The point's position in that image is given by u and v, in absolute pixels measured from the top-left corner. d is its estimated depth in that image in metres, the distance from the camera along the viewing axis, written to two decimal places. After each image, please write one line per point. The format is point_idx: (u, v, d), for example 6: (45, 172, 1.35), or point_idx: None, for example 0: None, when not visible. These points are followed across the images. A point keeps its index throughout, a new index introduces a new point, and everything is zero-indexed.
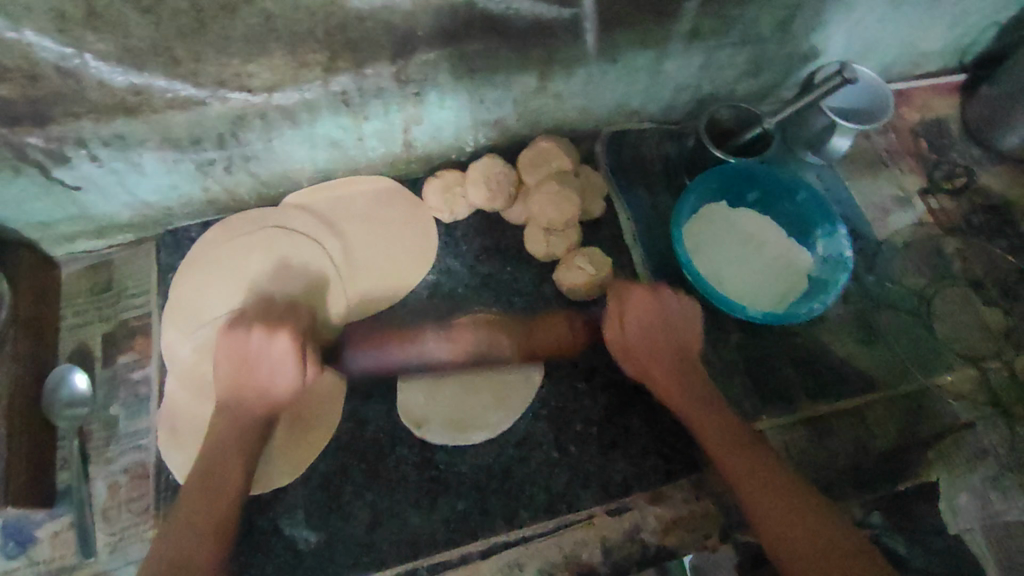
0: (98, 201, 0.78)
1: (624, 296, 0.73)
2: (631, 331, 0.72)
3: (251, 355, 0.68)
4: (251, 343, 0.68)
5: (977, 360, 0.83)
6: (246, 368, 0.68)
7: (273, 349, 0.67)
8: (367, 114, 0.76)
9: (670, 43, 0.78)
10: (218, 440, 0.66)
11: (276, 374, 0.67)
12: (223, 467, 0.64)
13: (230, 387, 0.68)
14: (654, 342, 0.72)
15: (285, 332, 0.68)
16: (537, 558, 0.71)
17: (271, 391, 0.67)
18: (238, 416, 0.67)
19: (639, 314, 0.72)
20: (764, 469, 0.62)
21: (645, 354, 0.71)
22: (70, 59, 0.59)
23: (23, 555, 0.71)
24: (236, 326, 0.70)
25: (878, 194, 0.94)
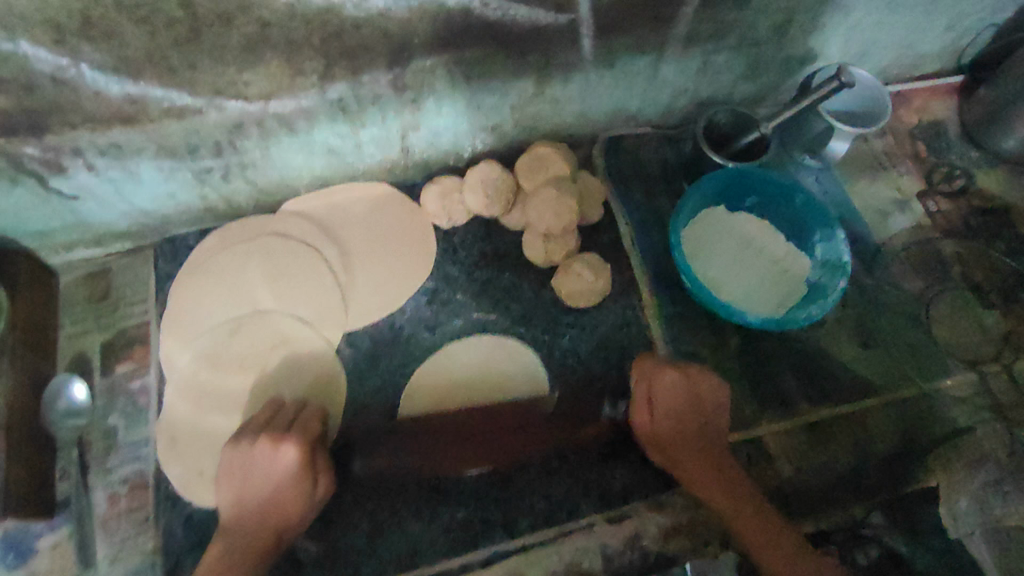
0: (96, 210, 0.78)
1: (654, 381, 0.69)
2: (659, 420, 0.68)
3: (255, 462, 0.65)
4: (256, 459, 0.65)
5: (976, 363, 0.83)
6: (250, 484, 0.64)
7: (278, 464, 0.64)
8: (364, 121, 0.76)
9: (667, 47, 0.78)
10: (227, 550, 0.62)
11: (282, 486, 0.63)
12: (229, 575, 0.60)
13: (234, 501, 0.64)
14: (686, 426, 0.68)
15: (291, 442, 0.64)
16: (538, 566, 0.70)
17: (278, 499, 0.63)
18: (244, 527, 0.63)
19: (669, 402, 0.68)
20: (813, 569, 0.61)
21: (676, 442, 0.68)
22: (66, 69, 0.59)
23: (21, 567, 0.71)
24: (239, 440, 0.67)
25: (877, 197, 0.94)
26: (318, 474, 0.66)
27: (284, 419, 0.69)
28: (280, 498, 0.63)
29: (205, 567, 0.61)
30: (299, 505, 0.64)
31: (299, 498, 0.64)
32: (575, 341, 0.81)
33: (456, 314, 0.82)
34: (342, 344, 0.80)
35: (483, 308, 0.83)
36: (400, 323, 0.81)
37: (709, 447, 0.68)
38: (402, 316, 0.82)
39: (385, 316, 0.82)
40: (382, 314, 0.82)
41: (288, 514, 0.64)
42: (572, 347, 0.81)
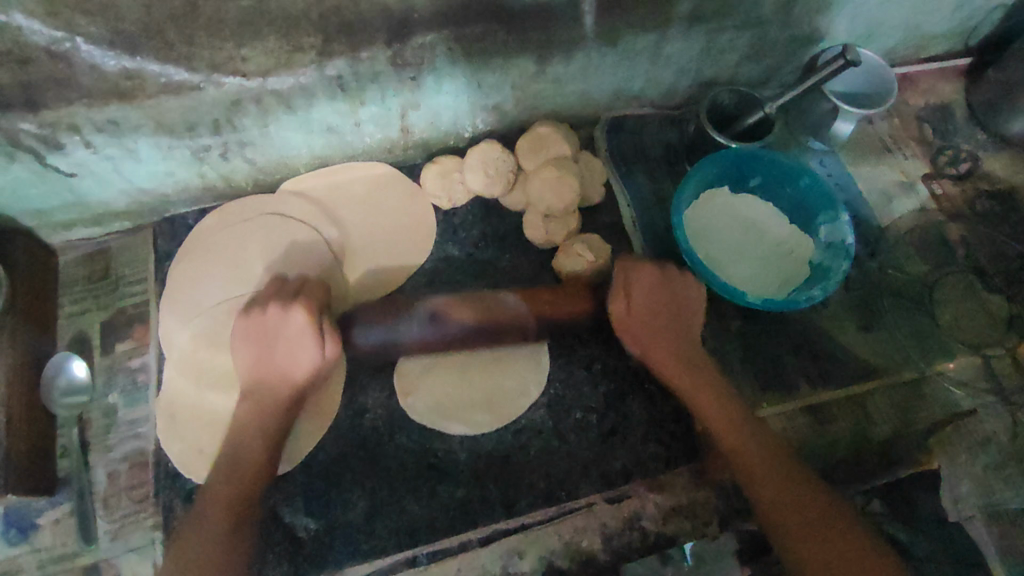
0: (93, 188, 0.77)
1: (632, 270, 0.73)
2: (636, 304, 0.72)
3: (267, 330, 0.67)
4: (267, 322, 0.67)
5: (979, 346, 0.82)
6: (263, 348, 0.67)
7: (289, 325, 0.66)
8: (363, 99, 0.75)
9: (672, 26, 0.77)
10: (254, 422, 0.65)
11: (297, 351, 0.66)
12: (264, 410, 0.66)
13: (252, 365, 0.67)
14: (658, 325, 0.72)
15: (300, 307, 0.66)
16: (537, 545, 0.71)
17: (289, 370, 0.66)
18: (261, 398, 0.66)
19: (645, 288, 0.73)
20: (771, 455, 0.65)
21: (648, 332, 0.72)
22: (61, 43, 0.59)
23: (24, 542, 0.72)
24: (252, 309, 0.69)
25: (881, 179, 0.93)
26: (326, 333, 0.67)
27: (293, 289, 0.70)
28: (289, 376, 0.66)
29: (225, 452, 0.65)
30: (312, 373, 0.67)
31: (311, 368, 0.66)
32: (576, 323, 0.81)
33: (456, 294, 0.82)
34: None
35: (482, 289, 0.83)
36: None
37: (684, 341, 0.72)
38: (402, 296, 0.82)
39: (384, 295, 0.81)
40: (381, 293, 0.81)
41: (299, 380, 0.66)
42: (572, 328, 0.81)
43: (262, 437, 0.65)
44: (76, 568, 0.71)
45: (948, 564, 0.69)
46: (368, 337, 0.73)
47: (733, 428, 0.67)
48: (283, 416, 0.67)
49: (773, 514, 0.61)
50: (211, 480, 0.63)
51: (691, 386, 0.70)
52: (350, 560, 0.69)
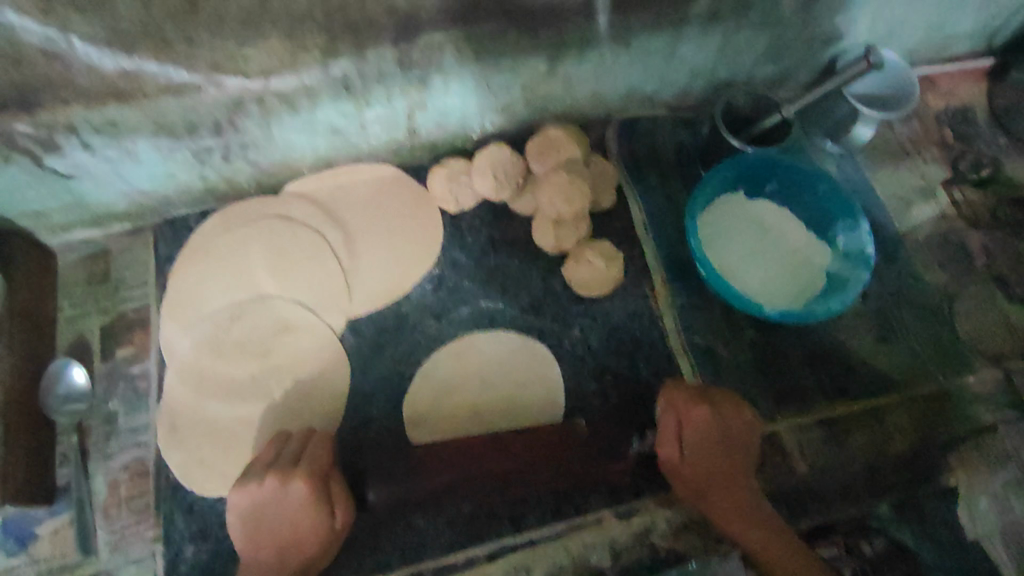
0: (93, 189, 0.75)
1: (682, 412, 0.67)
2: (687, 457, 0.66)
3: (266, 506, 0.62)
4: (267, 506, 0.62)
5: (999, 359, 0.80)
6: (261, 516, 0.62)
7: (288, 499, 0.61)
8: (369, 100, 0.73)
9: (688, 25, 0.74)
10: (259, 574, 0.61)
11: (303, 523, 0.62)
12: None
13: (248, 535, 0.63)
14: (708, 447, 0.66)
15: (299, 478, 0.61)
16: (544, 560, 0.69)
17: (297, 531, 0.62)
18: (267, 568, 0.61)
19: (697, 430, 0.66)
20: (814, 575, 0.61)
21: (704, 463, 0.66)
22: (55, 41, 0.56)
23: (23, 553, 0.70)
24: (245, 481, 0.63)
25: (900, 185, 0.90)
26: (334, 504, 0.63)
27: (290, 455, 0.65)
28: (296, 532, 0.62)
29: (244, 568, 0.62)
30: (317, 540, 0.62)
31: (315, 534, 0.61)
32: (585, 333, 0.79)
33: (463, 302, 0.80)
34: (346, 331, 0.78)
35: (490, 297, 0.81)
36: (405, 311, 0.79)
37: (732, 462, 0.66)
38: (407, 303, 0.80)
39: (390, 301, 0.80)
40: (387, 300, 0.80)
41: (310, 543, 0.62)
42: (582, 338, 0.79)
43: None
44: None
45: (954, 571, 0.69)
46: (383, 491, 0.67)
47: (776, 545, 0.63)
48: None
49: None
50: None
51: (733, 514, 0.65)
52: (354, 574, 0.68)
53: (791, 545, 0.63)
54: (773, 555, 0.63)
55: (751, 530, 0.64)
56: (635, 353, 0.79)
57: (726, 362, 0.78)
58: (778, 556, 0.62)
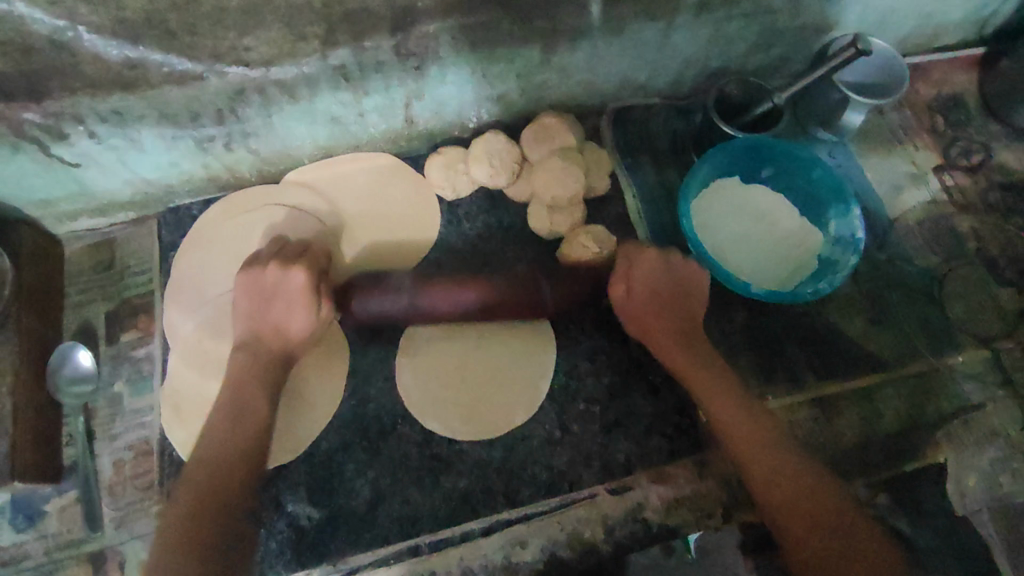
0: (98, 178, 0.77)
1: (634, 256, 0.75)
2: (635, 296, 0.74)
3: (267, 290, 0.71)
4: (268, 279, 0.71)
5: (989, 340, 0.81)
6: (266, 305, 0.71)
7: (290, 285, 0.70)
8: (367, 88, 0.74)
9: (679, 14, 0.75)
10: (236, 369, 0.68)
11: (293, 312, 0.70)
12: (255, 377, 0.68)
13: (248, 325, 0.71)
14: (657, 283, 0.74)
15: (300, 268, 0.71)
16: (539, 536, 0.71)
17: (283, 329, 0.71)
18: (254, 351, 0.70)
19: (647, 283, 0.74)
20: (764, 439, 0.65)
21: (648, 318, 0.74)
22: (63, 32, 0.60)
23: (31, 529, 0.72)
24: (252, 266, 0.73)
25: (891, 170, 0.91)
26: (322, 302, 0.72)
27: (295, 250, 0.74)
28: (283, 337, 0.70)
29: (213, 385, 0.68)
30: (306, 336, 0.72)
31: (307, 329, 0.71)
32: (580, 315, 0.81)
33: None
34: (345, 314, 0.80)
35: None
36: None
37: (685, 318, 0.74)
38: None
39: None
40: None
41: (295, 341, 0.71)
42: (576, 319, 0.81)
43: (256, 389, 0.67)
44: (82, 555, 0.72)
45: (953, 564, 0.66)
46: (368, 308, 0.77)
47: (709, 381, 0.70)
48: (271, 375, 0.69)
49: (770, 495, 0.62)
50: (194, 466, 0.62)
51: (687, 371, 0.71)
52: (353, 549, 0.69)
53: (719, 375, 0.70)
54: (701, 386, 0.70)
55: (694, 361, 0.71)
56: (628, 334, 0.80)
57: (718, 343, 0.80)
58: (734, 425, 0.66)
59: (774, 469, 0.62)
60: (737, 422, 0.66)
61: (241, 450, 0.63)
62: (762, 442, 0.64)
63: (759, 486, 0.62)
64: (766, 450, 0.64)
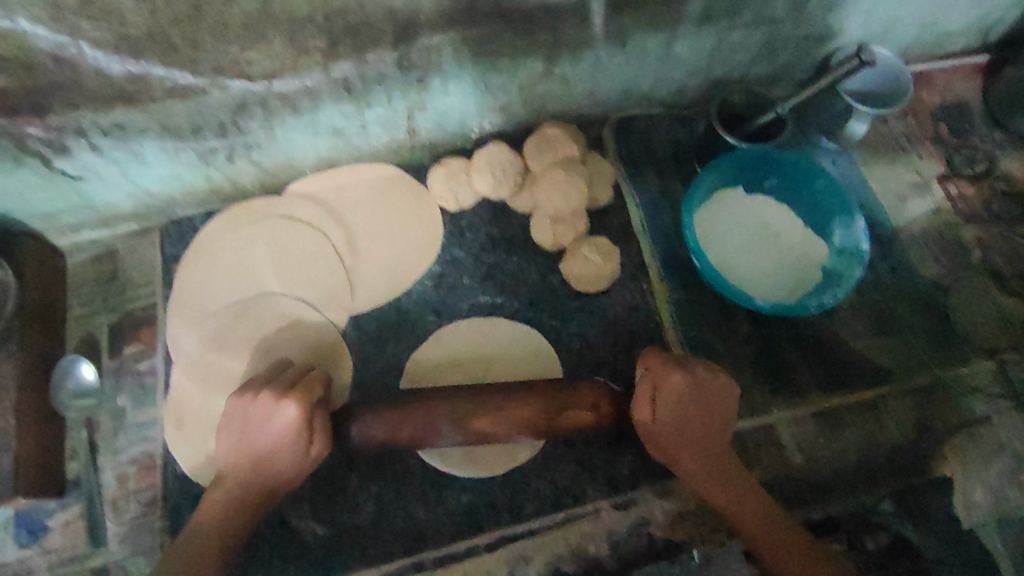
0: (101, 190, 0.77)
1: (660, 377, 0.64)
2: (662, 422, 0.64)
3: (256, 419, 0.62)
4: (256, 411, 0.62)
5: (994, 351, 0.81)
6: (250, 440, 0.62)
7: (281, 419, 0.61)
8: (369, 101, 0.74)
9: (682, 24, 0.75)
10: (219, 506, 0.62)
11: (281, 450, 0.61)
12: (243, 506, 0.62)
13: (230, 451, 0.63)
14: (689, 403, 0.64)
15: (295, 401, 0.61)
16: (544, 552, 0.70)
17: (270, 462, 0.62)
18: (239, 480, 0.62)
19: (675, 404, 0.63)
20: (809, 562, 0.61)
21: (675, 442, 0.65)
22: (66, 48, 0.58)
23: (35, 544, 0.72)
24: (242, 391, 0.64)
25: (895, 179, 0.91)
26: (314, 436, 0.62)
27: (289, 378, 0.65)
28: (269, 467, 0.62)
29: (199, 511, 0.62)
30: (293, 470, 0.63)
31: (294, 465, 0.62)
32: (583, 327, 0.80)
33: (462, 297, 0.82)
34: (348, 326, 0.80)
35: (489, 292, 0.82)
36: (407, 308, 0.81)
37: (714, 432, 0.65)
38: (408, 299, 0.81)
39: (389, 300, 0.81)
40: (385, 298, 0.81)
41: (283, 475, 0.63)
42: (579, 332, 0.80)
43: (239, 517, 0.62)
44: (86, 570, 0.72)
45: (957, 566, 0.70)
46: (368, 428, 0.65)
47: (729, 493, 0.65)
48: (251, 512, 0.62)
49: None
50: (176, 564, 0.58)
51: (708, 488, 0.66)
52: (357, 564, 0.69)
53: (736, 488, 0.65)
54: (717, 486, 0.66)
55: (712, 481, 0.66)
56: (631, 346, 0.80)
57: (722, 355, 0.80)
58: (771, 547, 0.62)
59: (786, 565, 0.61)
60: (749, 520, 0.65)
61: (217, 557, 0.60)
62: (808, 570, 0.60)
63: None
64: (813, 574, 0.60)
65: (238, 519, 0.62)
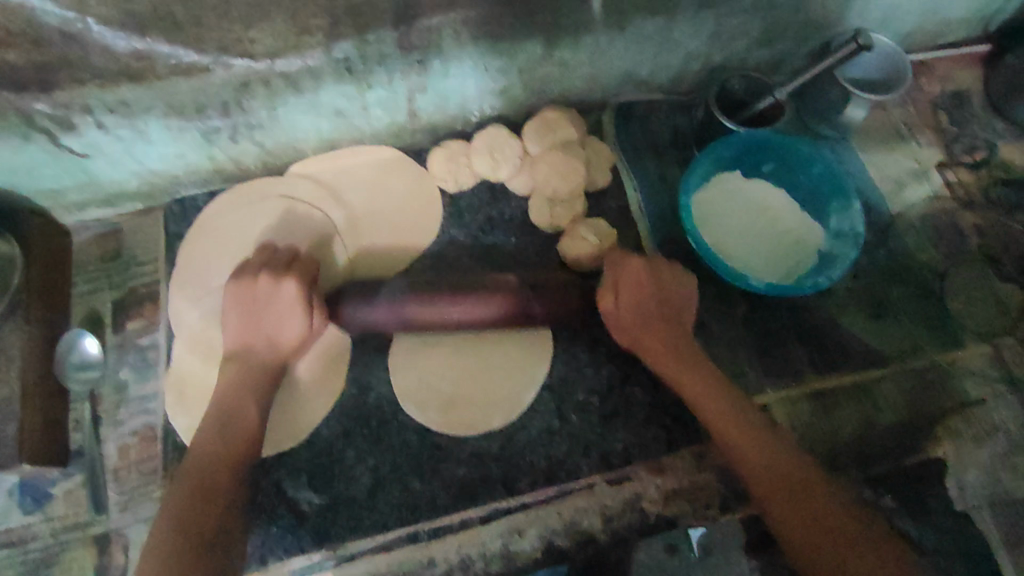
0: (106, 168, 0.79)
1: (619, 267, 0.72)
2: (623, 304, 0.71)
3: (260, 300, 0.70)
4: (259, 290, 0.70)
5: (990, 336, 0.81)
6: (257, 318, 0.70)
7: (280, 296, 0.70)
8: (371, 82, 0.75)
9: (681, 9, 0.76)
10: (229, 382, 0.69)
11: (286, 322, 0.70)
12: (252, 387, 0.69)
13: (240, 337, 0.71)
14: (645, 301, 0.71)
15: (292, 278, 0.70)
16: (537, 525, 0.71)
17: (277, 341, 0.70)
18: (250, 361, 0.70)
19: (633, 289, 0.71)
20: (771, 443, 0.63)
21: (638, 329, 0.71)
22: (73, 23, 0.59)
23: (39, 511, 0.74)
24: (242, 274, 0.72)
25: (895, 167, 0.91)
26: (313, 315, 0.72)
27: (282, 259, 0.74)
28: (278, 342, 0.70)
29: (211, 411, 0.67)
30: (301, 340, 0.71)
31: (301, 335, 0.71)
32: None
33: (460, 277, 0.82)
34: None
35: (487, 272, 0.83)
36: None
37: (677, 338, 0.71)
38: None
39: (388, 278, 0.82)
40: (384, 276, 0.82)
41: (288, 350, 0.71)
42: None
43: (252, 399, 0.68)
44: (87, 537, 0.73)
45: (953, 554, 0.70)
46: (358, 312, 0.72)
47: (698, 386, 0.68)
48: (265, 384, 0.70)
49: (768, 487, 0.61)
50: (201, 449, 0.63)
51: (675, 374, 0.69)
52: (352, 535, 0.70)
53: (703, 379, 0.68)
54: (699, 397, 0.67)
55: (680, 372, 0.69)
56: None
57: (718, 337, 0.80)
58: (727, 427, 0.65)
59: (760, 457, 0.62)
60: (725, 418, 0.65)
61: (227, 462, 0.63)
62: (750, 439, 0.64)
63: (763, 493, 0.61)
64: (765, 450, 0.63)
65: (243, 405, 0.67)
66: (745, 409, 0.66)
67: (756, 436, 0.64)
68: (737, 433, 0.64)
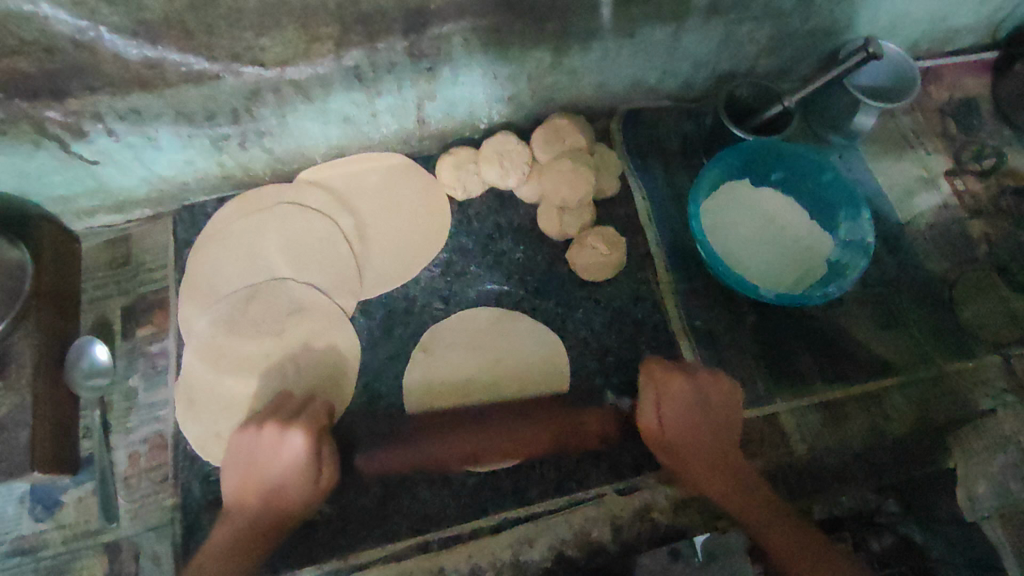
0: (116, 175, 0.79)
1: (660, 382, 0.72)
2: (667, 421, 0.70)
3: (263, 454, 0.68)
4: (262, 443, 0.68)
5: (1000, 345, 0.80)
6: (258, 468, 0.68)
7: (285, 454, 0.67)
8: (380, 90, 0.75)
9: (690, 16, 0.76)
10: (231, 537, 0.66)
11: (285, 471, 0.67)
12: (247, 551, 0.66)
13: (240, 485, 0.68)
14: (688, 407, 0.70)
15: (297, 430, 0.67)
16: (547, 535, 0.72)
17: (280, 492, 0.67)
18: (246, 517, 0.67)
19: (676, 406, 0.70)
20: (808, 543, 0.65)
21: (682, 439, 0.70)
22: (85, 32, 0.59)
23: (49, 518, 0.74)
24: (247, 426, 0.70)
25: (903, 175, 0.91)
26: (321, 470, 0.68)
27: (290, 407, 0.72)
28: (281, 498, 0.67)
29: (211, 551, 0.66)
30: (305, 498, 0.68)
31: (303, 486, 0.67)
32: (588, 316, 0.81)
33: (469, 285, 0.82)
34: (356, 312, 0.81)
35: (495, 280, 0.83)
36: (414, 294, 0.82)
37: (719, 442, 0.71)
38: (416, 286, 0.82)
39: (396, 286, 0.82)
40: (393, 284, 0.82)
41: (293, 502, 0.68)
42: (585, 320, 0.81)
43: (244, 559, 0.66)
44: (98, 545, 0.73)
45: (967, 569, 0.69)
46: (373, 458, 0.74)
47: (742, 499, 0.68)
48: (267, 536, 0.67)
49: None
50: (206, 561, 0.65)
51: (723, 488, 0.69)
52: (363, 544, 0.70)
53: (745, 483, 0.69)
54: (741, 508, 0.68)
55: (724, 486, 0.69)
56: (637, 335, 0.81)
57: (726, 346, 0.80)
58: (761, 524, 0.67)
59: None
60: (768, 523, 0.66)
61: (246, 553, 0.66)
62: (790, 539, 0.65)
63: (794, 572, 0.63)
64: (803, 551, 0.64)
65: (245, 539, 0.66)
66: (786, 512, 0.67)
67: (794, 535, 0.65)
68: (767, 514, 0.67)
